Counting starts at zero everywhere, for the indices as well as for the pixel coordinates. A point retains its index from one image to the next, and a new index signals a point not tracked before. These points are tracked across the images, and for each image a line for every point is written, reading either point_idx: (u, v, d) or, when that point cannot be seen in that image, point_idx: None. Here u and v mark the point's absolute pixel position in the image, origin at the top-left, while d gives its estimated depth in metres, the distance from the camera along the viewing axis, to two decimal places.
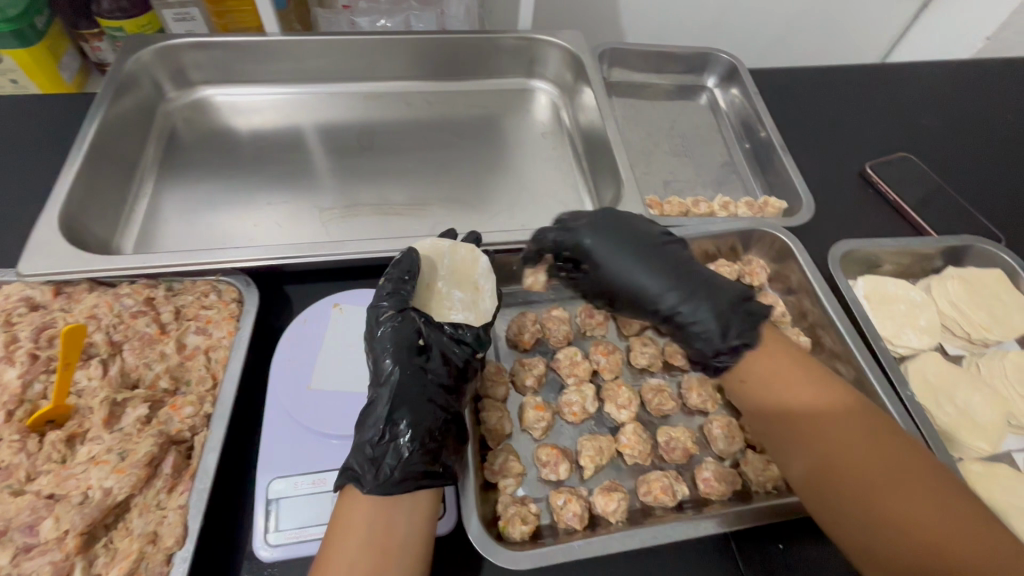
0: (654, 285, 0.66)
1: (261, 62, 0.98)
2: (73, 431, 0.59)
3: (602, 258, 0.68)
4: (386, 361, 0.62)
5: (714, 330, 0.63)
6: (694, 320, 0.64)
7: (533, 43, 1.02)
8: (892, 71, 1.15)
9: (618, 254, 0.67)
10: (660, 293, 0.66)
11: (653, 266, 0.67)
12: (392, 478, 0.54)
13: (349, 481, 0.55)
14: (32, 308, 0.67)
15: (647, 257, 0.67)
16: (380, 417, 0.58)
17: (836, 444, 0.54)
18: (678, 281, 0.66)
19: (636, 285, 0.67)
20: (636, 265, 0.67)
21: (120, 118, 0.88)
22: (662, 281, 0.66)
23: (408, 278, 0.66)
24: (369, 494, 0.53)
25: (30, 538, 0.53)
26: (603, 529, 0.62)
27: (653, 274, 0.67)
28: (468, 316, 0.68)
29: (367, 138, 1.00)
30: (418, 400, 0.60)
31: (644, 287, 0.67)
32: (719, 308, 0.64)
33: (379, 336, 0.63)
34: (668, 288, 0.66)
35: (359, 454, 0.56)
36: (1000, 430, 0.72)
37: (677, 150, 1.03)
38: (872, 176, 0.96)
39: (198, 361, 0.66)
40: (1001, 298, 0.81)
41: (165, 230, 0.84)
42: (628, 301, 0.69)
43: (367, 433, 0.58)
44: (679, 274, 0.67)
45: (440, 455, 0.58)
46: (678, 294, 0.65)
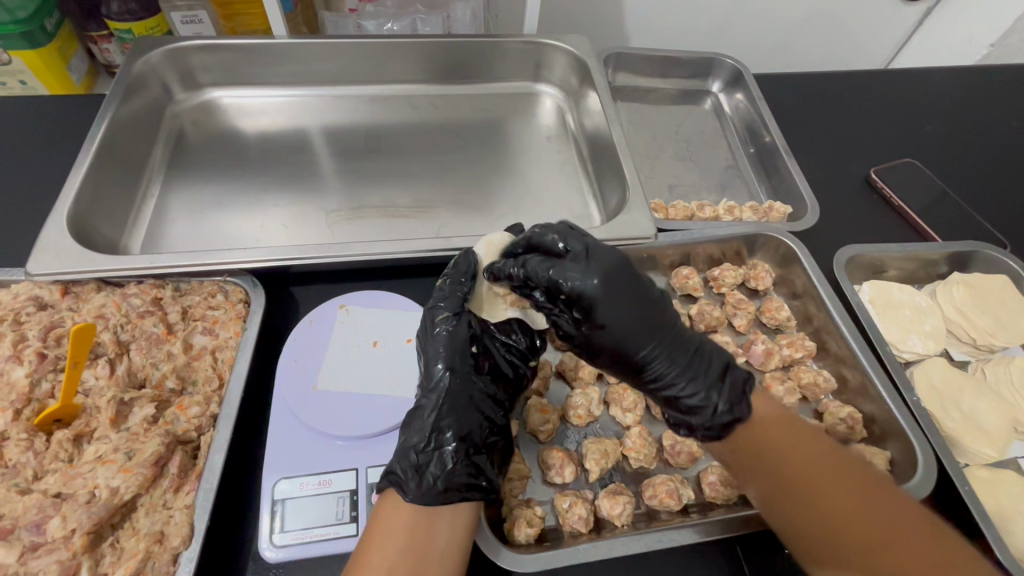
0: (650, 353, 0.59)
1: (268, 64, 0.99)
2: (80, 431, 0.60)
3: (603, 310, 0.58)
4: (439, 366, 0.62)
5: (708, 407, 0.57)
6: (686, 390, 0.59)
7: (539, 47, 1.02)
8: (896, 77, 1.15)
9: (622, 309, 0.58)
10: (654, 362, 0.59)
11: (654, 327, 0.59)
12: (435, 488, 0.54)
13: (392, 485, 0.55)
14: (41, 308, 0.67)
15: (650, 322, 0.59)
16: (429, 424, 0.58)
17: (802, 474, 0.52)
18: (674, 345, 0.59)
19: (631, 351, 0.59)
20: (637, 330, 0.58)
21: (129, 119, 0.88)
22: (660, 350, 0.59)
23: (467, 279, 0.68)
24: (412, 502, 0.53)
25: (37, 537, 0.53)
26: (608, 532, 0.62)
27: (652, 341, 0.59)
28: (524, 319, 0.72)
29: (373, 141, 1.00)
30: (465, 409, 0.60)
31: (640, 354, 0.59)
32: (710, 385, 0.58)
33: (434, 338, 0.64)
34: (661, 358, 0.59)
35: (404, 460, 0.56)
36: (1006, 437, 0.72)
37: (681, 154, 1.03)
38: (877, 181, 0.96)
39: (205, 361, 0.66)
40: (1006, 304, 0.81)
41: (172, 231, 0.84)
42: (615, 362, 0.61)
43: (411, 441, 0.58)
44: (677, 346, 0.60)
45: (483, 468, 0.58)
46: (672, 367, 0.59)
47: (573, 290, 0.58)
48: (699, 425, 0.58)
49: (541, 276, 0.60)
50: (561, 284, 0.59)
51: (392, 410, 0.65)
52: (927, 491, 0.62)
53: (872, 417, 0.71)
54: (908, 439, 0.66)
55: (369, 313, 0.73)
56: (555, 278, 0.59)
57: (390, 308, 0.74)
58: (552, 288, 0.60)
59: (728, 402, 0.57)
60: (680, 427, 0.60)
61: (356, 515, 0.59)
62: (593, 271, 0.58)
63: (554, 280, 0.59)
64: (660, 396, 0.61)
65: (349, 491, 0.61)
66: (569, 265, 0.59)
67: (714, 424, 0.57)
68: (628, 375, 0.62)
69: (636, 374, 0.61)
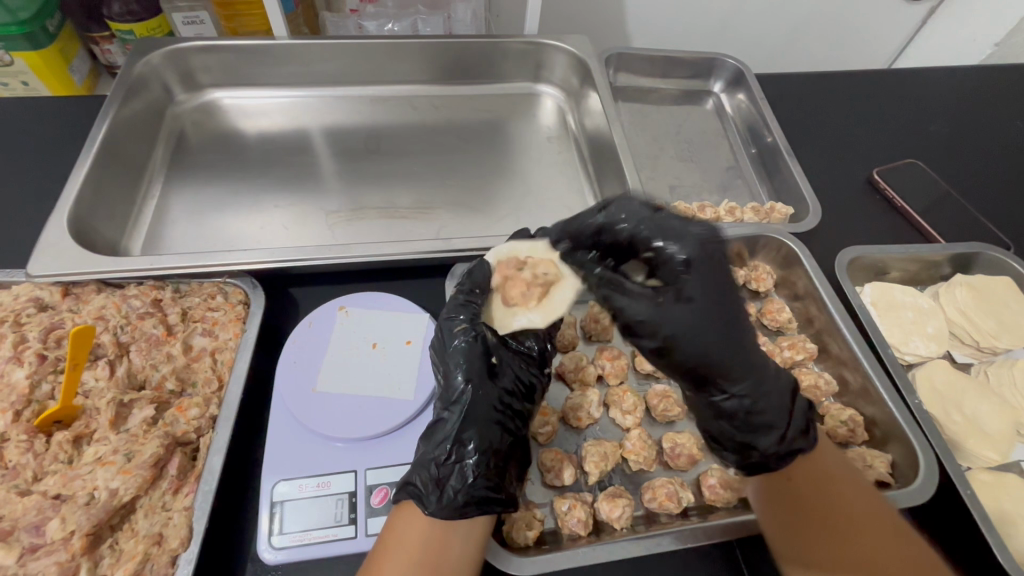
0: (728, 346, 0.55)
1: (269, 65, 0.99)
2: (80, 432, 0.60)
3: (690, 288, 0.55)
4: (458, 378, 0.62)
5: (772, 426, 0.58)
6: (748, 404, 0.58)
7: (540, 48, 1.02)
8: (899, 77, 1.15)
9: (715, 293, 0.55)
10: (728, 364, 0.56)
11: (733, 330, 0.55)
12: (456, 502, 0.55)
13: (411, 497, 0.55)
14: (41, 309, 0.67)
15: (735, 319, 0.56)
16: (450, 436, 0.59)
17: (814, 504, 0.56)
18: (750, 362, 0.57)
19: (717, 341, 0.55)
20: (722, 319, 0.55)
21: (130, 120, 0.88)
22: (736, 352, 0.56)
23: (479, 292, 0.68)
24: (432, 515, 0.54)
25: (37, 538, 0.53)
26: (608, 535, 0.61)
27: (732, 341, 0.56)
28: (533, 319, 0.69)
29: (373, 141, 1.00)
30: (485, 422, 0.60)
31: (714, 345, 0.55)
32: (781, 412, 0.59)
33: (452, 347, 0.64)
34: (736, 356, 0.56)
35: (423, 472, 0.56)
36: (1009, 440, 0.72)
37: (682, 155, 1.02)
38: (880, 182, 0.96)
39: (204, 363, 0.67)
40: (1010, 305, 0.81)
41: (173, 232, 0.84)
42: (684, 352, 0.55)
43: (433, 453, 0.58)
44: (753, 355, 0.57)
45: (504, 482, 0.58)
46: (747, 382, 0.57)
47: (667, 253, 0.57)
48: (762, 449, 0.59)
49: (628, 232, 0.59)
50: (649, 242, 0.58)
51: (392, 412, 0.65)
52: (929, 495, 0.62)
53: (873, 419, 0.71)
54: (910, 442, 0.65)
55: (368, 314, 0.73)
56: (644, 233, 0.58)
57: (389, 309, 0.74)
58: (634, 244, 0.59)
59: (800, 425, 0.59)
60: (732, 452, 0.61)
61: (355, 517, 0.59)
62: (693, 241, 0.56)
63: (646, 239, 0.58)
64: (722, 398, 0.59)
65: (348, 492, 0.61)
66: (662, 228, 0.57)
67: (785, 448, 0.58)
68: (693, 369, 0.57)
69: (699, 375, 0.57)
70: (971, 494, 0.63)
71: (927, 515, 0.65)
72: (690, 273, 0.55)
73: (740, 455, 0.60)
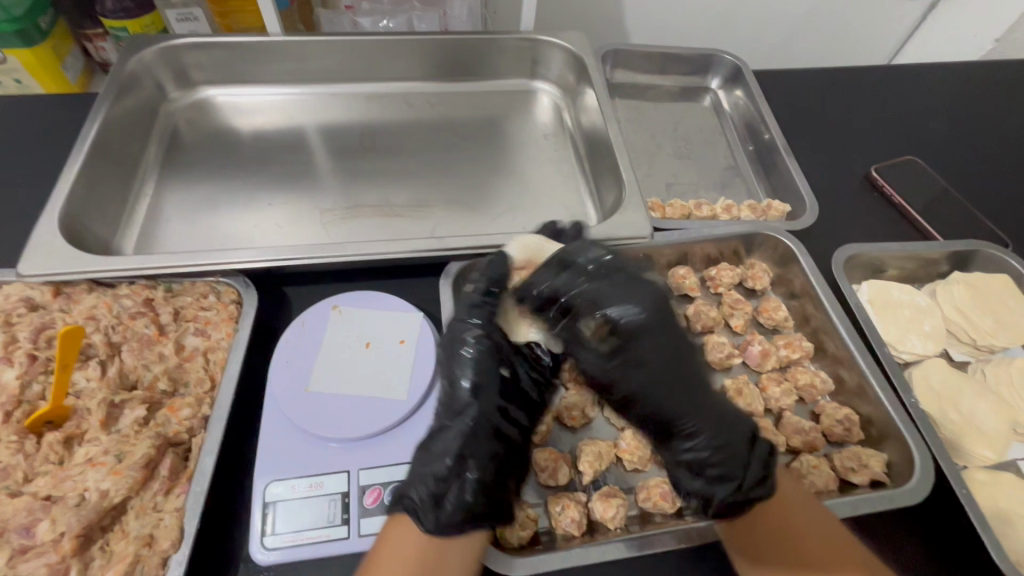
0: (677, 398, 0.60)
1: (263, 62, 0.98)
2: (71, 433, 0.59)
3: (638, 347, 0.60)
4: (463, 388, 0.61)
5: (731, 472, 0.59)
6: (714, 452, 0.59)
7: (536, 44, 1.01)
8: (898, 73, 1.14)
9: (659, 353, 0.60)
10: (678, 412, 0.60)
11: (678, 381, 0.61)
12: (454, 518, 0.54)
13: (408, 511, 0.55)
14: (32, 309, 0.67)
15: (679, 369, 0.61)
16: (451, 450, 0.58)
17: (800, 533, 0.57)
18: (701, 408, 0.60)
19: (664, 392, 0.60)
20: (674, 369, 0.61)
21: (123, 118, 0.88)
22: (685, 398, 0.60)
23: (498, 293, 0.66)
24: (429, 531, 0.54)
25: (27, 540, 0.53)
26: (601, 535, 0.61)
27: (684, 390, 0.61)
28: (551, 337, 0.68)
29: (367, 139, 0.99)
30: (487, 435, 0.59)
31: (664, 397, 0.60)
32: (744, 458, 0.59)
33: (462, 351, 0.62)
34: (689, 404, 0.60)
35: (422, 487, 0.55)
36: (1006, 439, 0.71)
37: (679, 152, 1.02)
38: (878, 179, 0.95)
39: (197, 363, 0.66)
40: (1007, 304, 0.80)
41: (166, 231, 0.84)
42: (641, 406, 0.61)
43: (431, 468, 0.57)
44: (704, 400, 0.61)
45: (501, 495, 0.58)
46: (701, 429, 0.60)
47: (616, 317, 0.59)
48: (720, 498, 0.58)
49: (580, 292, 0.61)
50: (598, 308, 0.60)
51: (385, 412, 0.65)
52: (924, 494, 0.61)
53: (869, 418, 0.70)
54: (906, 441, 0.65)
55: (362, 314, 0.73)
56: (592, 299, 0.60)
57: (384, 308, 0.74)
58: (572, 310, 0.61)
59: (757, 474, 0.59)
60: (699, 492, 0.60)
61: (348, 517, 0.59)
62: (637, 300, 0.60)
63: (585, 303, 0.61)
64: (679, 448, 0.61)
65: (341, 493, 0.60)
66: (604, 285, 0.61)
67: (742, 497, 0.58)
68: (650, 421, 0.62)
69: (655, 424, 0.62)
70: (967, 494, 0.62)
71: (923, 515, 0.64)
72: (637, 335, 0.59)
73: (702, 500, 0.60)
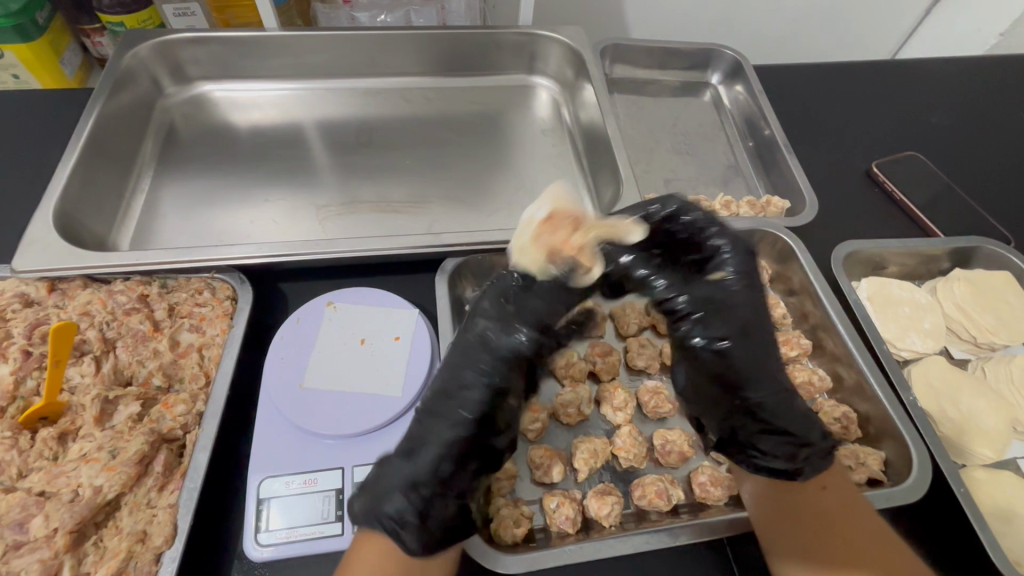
0: (767, 353, 0.60)
1: (259, 57, 0.97)
2: (65, 429, 0.60)
3: (739, 292, 0.60)
4: (461, 378, 0.58)
5: (798, 430, 0.59)
6: (775, 415, 0.59)
7: (535, 39, 1.00)
8: (901, 68, 1.13)
9: (752, 308, 0.60)
10: (754, 367, 0.59)
11: (767, 335, 0.61)
12: (434, 537, 0.53)
13: (384, 529, 0.52)
14: (27, 305, 0.67)
15: (766, 328, 0.61)
16: (429, 468, 0.55)
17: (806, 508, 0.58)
18: (773, 369, 0.60)
19: (751, 354, 0.60)
20: (760, 323, 0.61)
21: (117, 113, 0.87)
22: (761, 356, 0.60)
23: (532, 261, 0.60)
24: (409, 552, 0.52)
25: (20, 535, 0.53)
26: (596, 533, 0.61)
27: (763, 355, 0.60)
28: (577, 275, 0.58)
29: (365, 134, 0.99)
30: (467, 453, 0.56)
31: (756, 350, 0.60)
32: (803, 423, 0.59)
33: (471, 343, 0.59)
34: (765, 363, 0.60)
35: (402, 507, 0.53)
36: (1005, 436, 0.70)
37: (679, 148, 1.01)
38: (878, 175, 0.95)
39: (191, 359, 0.66)
40: (1008, 301, 0.80)
41: (162, 227, 0.84)
42: (733, 358, 0.59)
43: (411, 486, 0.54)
44: (772, 359, 0.61)
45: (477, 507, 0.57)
46: (772, 396, 0.59)
47: (720, 253, 0.61)
48: (780, 457, 0.59)
49: (699, 229, 0.62)
50: (709, 242, 0.62)
51: (380, 409, 0.65)
52: (922, 493, 0.61)
53: (867, 416, 0.70)
54: (903, 439, 0.65)
55: (358, 310, 0.73)
56: (701, 232, 0.62)
57: (379, 305, 0.73)
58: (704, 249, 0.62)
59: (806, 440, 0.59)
60: (782, 458, 0.59)
61: (342, 514, 0.59)
62: (741, 248, 0.62)
63: (699, 241, 0.62)
64: (757, 418, 0.60)
65: (335, 489, 0.60)
66: (720, 226, 0.62)
67: (792, 465, 0.59)
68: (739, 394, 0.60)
69: (736, 387, 0.59)
70: (964, 492, 0.62)
71: (920, 514, 0.64)
72: (735, 281, 0.60)
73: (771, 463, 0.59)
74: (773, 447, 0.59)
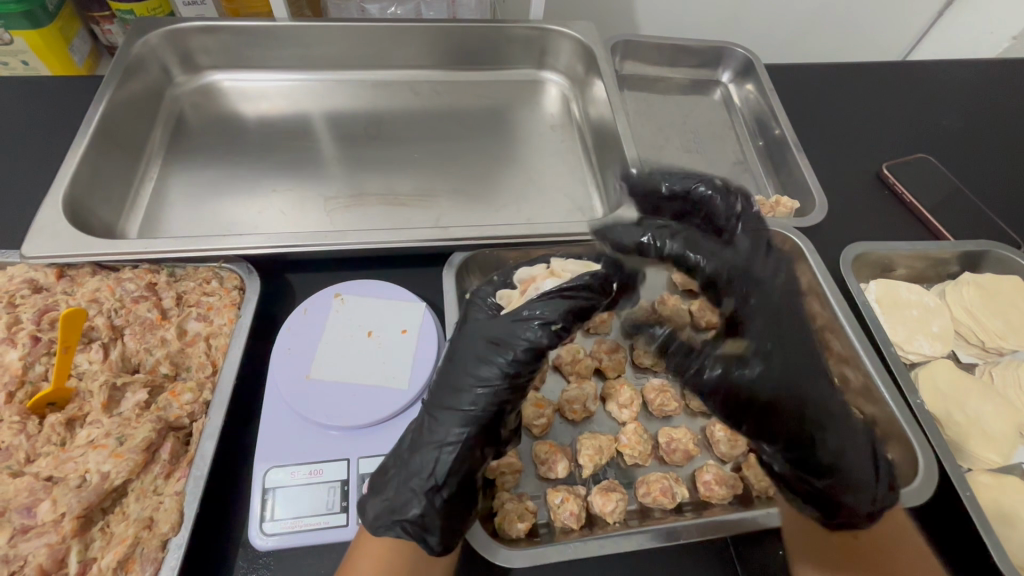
0: (822, 394, 0.61)
1: (269, 47, 0.97)
2: (73, 415, 0.60)
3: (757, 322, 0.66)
4: (490, 377, 0.56)
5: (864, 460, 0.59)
6: (841, 444, 0.59)
7: (545, 34, 1.00)
8: (913, 69, 1.12)
9: (790, 342, 0.65)
10: (809, 395, 0.61)
11: (809, 370, 0.62)
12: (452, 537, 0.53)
13: (410, 530, 0.52)
14: (35, 290, 0.67)
15: (803, 358, 0.63)
16: (457, 467, 0.54)
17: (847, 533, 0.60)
18: (827, 398, 0.61)
19: (812, 389, 0.61)
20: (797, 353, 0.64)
21: (128, 101, 0.88)
22: (816, 389, 0.61)
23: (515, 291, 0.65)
24: (433, 549, 0.52)
25: (28, 520, 0.53)
26: (600, 529, 0.61)
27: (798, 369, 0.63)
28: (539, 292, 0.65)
29: (373, 126, 0.99)
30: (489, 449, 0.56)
31: (809, 385, 0.61)
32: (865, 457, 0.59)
33: (503, 344, 0.57)
34: (822, 402, 0.60)
35: (424, 505, 0.52)
36: (1011, 441, 0.70)
37: (688, 146, 1.01)
38: (888, 177, 0.94)
39: (198, 348, 0.66)
40: (1018, 305, 0.79)
41: (169, 215, 0.83)
42: (791, 394, 0.60)
43: (422, 451, 0.54)
44: (827, 392, 0.61)
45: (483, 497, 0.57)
46: (832, 427, 0.59)
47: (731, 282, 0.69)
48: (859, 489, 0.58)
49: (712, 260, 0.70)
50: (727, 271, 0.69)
51: (386, 402, 0.65)
52: (928, 495, 0.61)
53: (873, 418, 0.70)
54: (910, 442, 0.65)
55: (363, 302, 0.73)
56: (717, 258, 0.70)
57: (386, 297, 0.73)
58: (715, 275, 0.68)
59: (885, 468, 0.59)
60: (869, 484, 0.58)
61: (347, 505, 0.59)
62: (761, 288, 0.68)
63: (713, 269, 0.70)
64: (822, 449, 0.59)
65: (340, 480, 0.60)
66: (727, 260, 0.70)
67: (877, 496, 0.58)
68: (776, 411, 0.61)
69: (787, 417, 0.60)
70: (971, 497, 0.61)
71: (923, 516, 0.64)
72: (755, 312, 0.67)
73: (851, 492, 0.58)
74: (859, 476, 0.58)
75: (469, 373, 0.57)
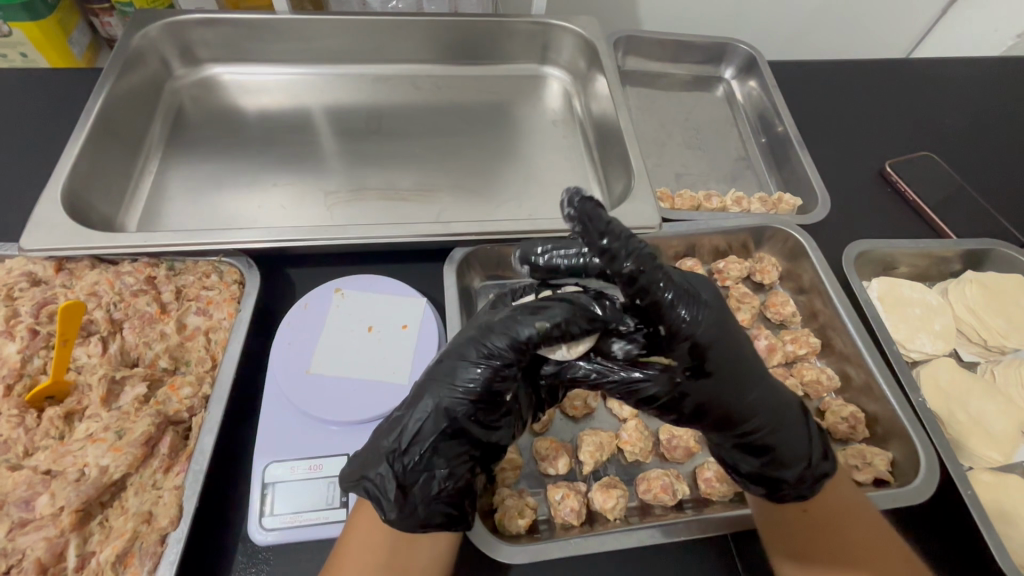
0: (769, 397, 0.54)
1: (269, 40, 0.97)
2: (71, 408, 0.60)
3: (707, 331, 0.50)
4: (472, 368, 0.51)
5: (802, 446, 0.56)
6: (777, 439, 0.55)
7: (547, 28, 0.99)
8: (918, 67, 1.11)
9: (737, 344, 0.52)
10: (756, 400, 0.54)
11: (753, 374, 0.54)
12: (414, 516, 0.51)
13: (371, 500, 0.51)
14: (34, 283, 0.67)
15: (744, 361, 0.53)
16: (425, 443, 0.51)
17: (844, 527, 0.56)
18: (773, 397, 0.55)
19: (763, 394, 0.54)
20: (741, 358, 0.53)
21: (127, 94, 0.87)
22: (764, 393, 0.54)
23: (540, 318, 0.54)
24: (392, 523, 0.50)
25: (26, 513, 0.53)
26: (600, 525, 0.61)
27: (742, 359, 0.53)
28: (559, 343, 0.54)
29: (374, 120, 0.98)
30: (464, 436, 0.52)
31: (755, 391, 0.53)
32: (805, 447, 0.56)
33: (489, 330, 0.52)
34: (772, 403, 0.54)
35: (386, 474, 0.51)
36: (1014, 440, 0.70)
37: (690, 142, 1.00)
38: (891, 175, 0.94)
39: (198, 342, 0.66)
40: (1020, 304, 0.79)
41: (168, 209, 0.83)
42: (728, 402, 0.53)
43: (429, 427, 0.51)
44: (773, 391, 0.55)
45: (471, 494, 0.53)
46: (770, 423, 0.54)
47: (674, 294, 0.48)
48: (794, 479, 0.56)
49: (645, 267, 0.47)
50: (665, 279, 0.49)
51: (386, 397, 0.64)
52: (929, 494, 0.61)
53: (875, 416, 0.70)
54: (911, 439, 0.64)
55: (363, 297, 0.72)
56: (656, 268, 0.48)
57: (386, 292, 0.73)
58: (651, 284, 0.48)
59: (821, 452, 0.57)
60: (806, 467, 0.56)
61: (347, 500, 0.59)
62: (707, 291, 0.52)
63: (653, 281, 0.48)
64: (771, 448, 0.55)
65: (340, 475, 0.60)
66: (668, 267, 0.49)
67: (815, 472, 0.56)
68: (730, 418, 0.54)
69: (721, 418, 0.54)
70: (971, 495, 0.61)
71: (927, 514, 0.64)
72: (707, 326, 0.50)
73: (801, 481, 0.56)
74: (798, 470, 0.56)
75: (450, 361, 0.53)
